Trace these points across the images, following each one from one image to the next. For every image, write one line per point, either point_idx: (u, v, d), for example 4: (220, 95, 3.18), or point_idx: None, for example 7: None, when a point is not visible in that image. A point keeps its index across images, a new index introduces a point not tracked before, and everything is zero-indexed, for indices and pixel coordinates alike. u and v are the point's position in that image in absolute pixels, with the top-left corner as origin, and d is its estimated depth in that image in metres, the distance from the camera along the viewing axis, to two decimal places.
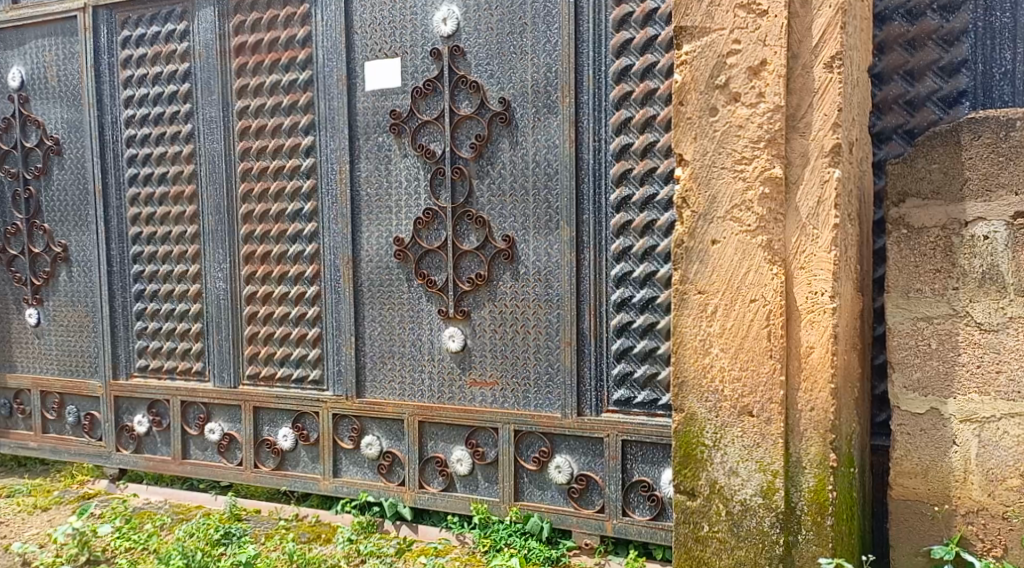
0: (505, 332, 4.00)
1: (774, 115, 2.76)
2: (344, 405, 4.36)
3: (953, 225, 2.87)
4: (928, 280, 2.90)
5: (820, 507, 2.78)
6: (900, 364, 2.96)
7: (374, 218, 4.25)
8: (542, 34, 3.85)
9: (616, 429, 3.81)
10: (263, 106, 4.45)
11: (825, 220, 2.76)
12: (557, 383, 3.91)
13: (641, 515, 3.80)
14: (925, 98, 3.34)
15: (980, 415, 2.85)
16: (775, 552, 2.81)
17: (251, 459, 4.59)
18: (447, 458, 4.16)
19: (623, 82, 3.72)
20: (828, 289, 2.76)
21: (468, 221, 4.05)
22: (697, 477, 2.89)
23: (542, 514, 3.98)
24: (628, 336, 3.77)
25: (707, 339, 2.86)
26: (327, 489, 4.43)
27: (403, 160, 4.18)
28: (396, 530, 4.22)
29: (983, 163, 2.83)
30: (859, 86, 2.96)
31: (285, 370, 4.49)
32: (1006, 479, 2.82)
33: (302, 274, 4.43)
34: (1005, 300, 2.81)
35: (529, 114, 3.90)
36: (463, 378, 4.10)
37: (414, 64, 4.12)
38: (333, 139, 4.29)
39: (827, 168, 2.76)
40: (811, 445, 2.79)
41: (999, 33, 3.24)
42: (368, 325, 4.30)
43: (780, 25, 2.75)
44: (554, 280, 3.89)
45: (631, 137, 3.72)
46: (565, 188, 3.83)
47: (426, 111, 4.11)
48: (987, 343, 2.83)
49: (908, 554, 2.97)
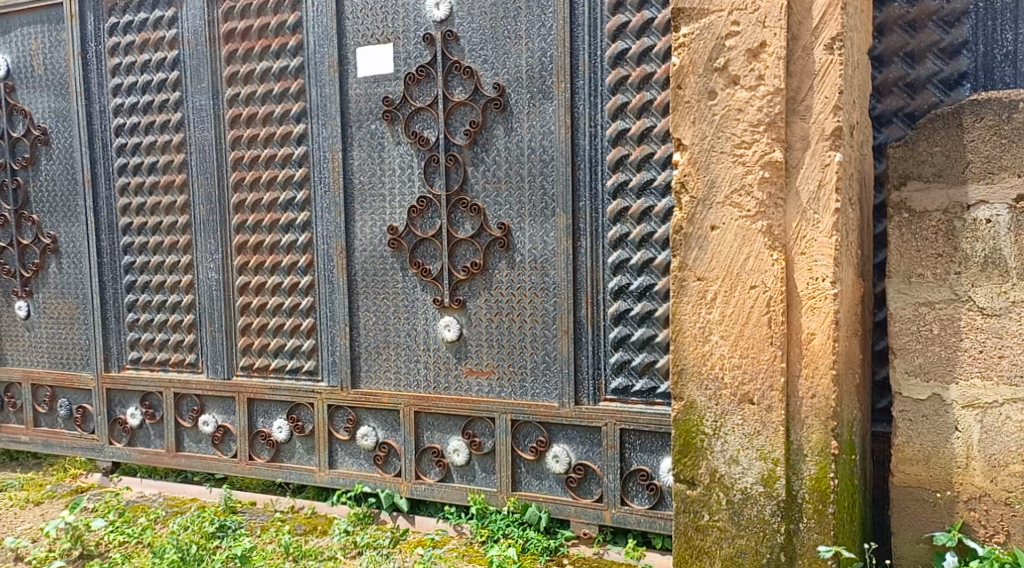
0: (502, 320, 3.96)
1: (773, 98, 2.72)
2: (339, 396, 4.31)
3: (955, 208, 2.83)
4: (929, 264, 2.86)
5: (822, 495, 2.75)
6: (902, 350, 2.92)
7: (368, 207, 4.20)
8: (537, 18, 3.80)
9: (614, 418, 3.77)
10: (254, 93, 4.39)
11: (826, 204, 2.73)
12: (555, 372, 3.87)
13: (639, 505, 3.77)
14: (925, 80, 3.29)
15: (982, 401, 2.82)
16: (776, 540, 2.78)
17: (245, 451, 4.55)
18: (443, 449, 4.12)
19: (619, 66, 3.67)
20: (829, 275, 2.73)
21: (462, 209, 4.00)
22: (697, 465, 2.86)
23: (540, 504, 3.94)
24: (626, 324, 3.73)
25: (706, 327, 2.82)
26: (322, 480, 4.39)
27: (396, 147, 4.12)
28: (393, 521, 4.18)
29: (985, 146, 2.79)
30: (860, 68, 2.91)
31: (279, 361, 4.44)
32: (1008, 464, 2.79)
33: (295, 264, 4.38)
34: (1007, 283, 2.77)
35: (523, 99, 3.85)
36: (459, 368, 4.06)
37: (407, 50, 4.06)
38: (325, 126, 4.24)
39: (828, 152, 2.72)
40: (812, 432, 2.76)
41: (1000, 14, 3.19)
42: (362, 316, 4.25)
43: (780, 6, 2.70)
44: (550, 268, 3.85)
45: (627, 122, 3.67)
46: (561, 175, 3.79)
47: (419, 97, 4.05)
48: (990, 328, 2.80)
49: (910, 541, 2.94)
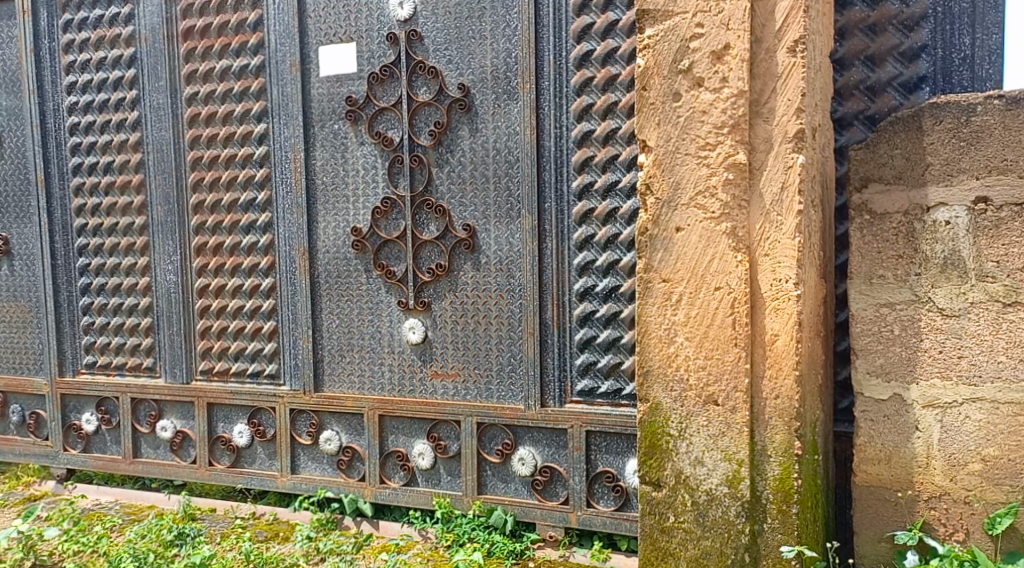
0: (467, 322, 3.94)
1: (737, 100, 2.73)
2: (301, 400, 4.26)
3: (915, 210, 2.85)
4: (890, 265, 2.88)
5: (785, 495, 2.77)
6: (863, 351, 2.93)
7: (330, 207, 4.16)
8: (501, 18, 3.78)
9: (580, 419, 3.76)
10: (213, 93, 4.33)
11: (789, 206, 2.74)
12: (520, 374, 3.86)
13: (605, 506, 3.76)
14: (885, 84, 3.32)
15: (942, 401, 2.84)
16: (740, 541, 2.79)
17: (205, 457, 4.48)
18: (408, 452, 4.09)
19: (584, 67, 3.67)
20: (792, 277, 2.74)
21: (427, 210, 3.98)
22: (663, 467, 2.87)
23: (505, 507, 3.92)
24: (591, 325, 3.73)
25: (672, 328, 2.83)
26: (285, 486, 4.33)
27: (360, 148, 4.08)
28: (356, 526, 4.14)
29: (944, 148, 2.81)
30: (821, 71, 2.93)
31: (240, 366, 4.38)
32: (967, 463, 2.82)
33: (256, 265, 4.32)
34: (966, 284, 2.80)
35: (488, 100, 3.83)
36: (425, 370, 4.03)
37: (370, 49, 4.03)
38: (287, 126, 4.19)
39: (791, 154, 2.73)
40: (776, 433, 2.77)
41: (958, 17, 3.23)
42: (325, 318, 4.21)
43: (743, 9, 2.72)
44: (516, 269, 3.83)
45: (592, 123, 3.67)
46: (527, 176, 3.78)
47: (383, 97, 4.02)
48: (949, 328, 2.82)
49: (872, 541, 2.95)
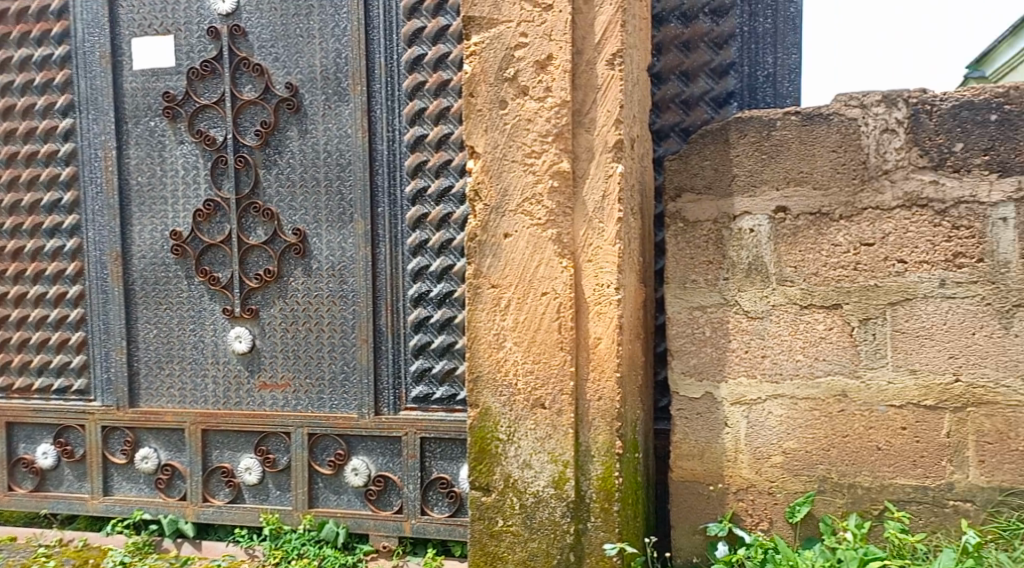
0: (297, 329, 3.88)
1: (561, 110, 2.81)
2: (114, 416, 4.09)
3: (723, 218, 3.01)
4: (701, 271, 3.03)
5: (608, 493, 2.85)
6: (679, 352, 3.06)
7: (147, 209, 4.02)
8: (330, 18, 3.77)
9: (414, 427, 3.77)
10: (11, 84, 4.15)
11: (610, 213, 2.82)
12: (353, 383, 3.83)
13: (439, 513, 3.77)
14: (698, 98, 3.49)
15: (748, 397, 2.99)
16: (565, 541, 2.86)
17: (4, 482, 4.25)
18: (233, 467, 3.98)
19: (415, 71, 3.69)
20: (613, 282, 2.83)
21: (253, 214, 3.91)
22: (492, 472, 2.91)
23: (338, 519, 3.87)
24: (425, 331, 3.75)
25: (501, 333, 2.88)
26: (95, 509, 4.14)
27: (178, 147, 3.97)
28: (177, 548, 4.00)
29: (748, 160, 2.97)
30: (638, 84, 3.05)
31: (44, 381, 4.18)
32: (770, 456, 2.98)
33: (62, 271, 4.13)
34: (768, 288, 2.96)
35: (318, 100, 3.80)
36: (252, 381, 3.94)
37: (189, 43, 3.93)
38: (96, 122, 4.04)
39: (611, 163, 2.82)
40: (600, 433, 2.85)
41: (761, 37, 3.46)
42: (142, 328, 4.05)
43: (565, 21, 2.80)
44: (348, 274, 3.81)
45: (425, 128, 3.69)
46: (359, 180, 3.76)
47: (204, 94, 3.93)
48: (754, 330, 2.98)
49: (687, 533, 3.08)
